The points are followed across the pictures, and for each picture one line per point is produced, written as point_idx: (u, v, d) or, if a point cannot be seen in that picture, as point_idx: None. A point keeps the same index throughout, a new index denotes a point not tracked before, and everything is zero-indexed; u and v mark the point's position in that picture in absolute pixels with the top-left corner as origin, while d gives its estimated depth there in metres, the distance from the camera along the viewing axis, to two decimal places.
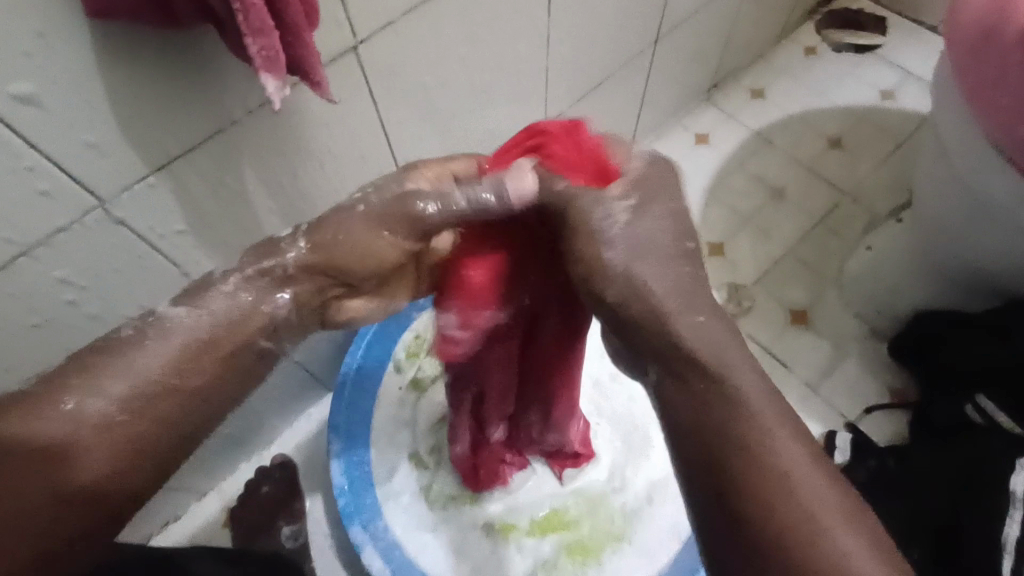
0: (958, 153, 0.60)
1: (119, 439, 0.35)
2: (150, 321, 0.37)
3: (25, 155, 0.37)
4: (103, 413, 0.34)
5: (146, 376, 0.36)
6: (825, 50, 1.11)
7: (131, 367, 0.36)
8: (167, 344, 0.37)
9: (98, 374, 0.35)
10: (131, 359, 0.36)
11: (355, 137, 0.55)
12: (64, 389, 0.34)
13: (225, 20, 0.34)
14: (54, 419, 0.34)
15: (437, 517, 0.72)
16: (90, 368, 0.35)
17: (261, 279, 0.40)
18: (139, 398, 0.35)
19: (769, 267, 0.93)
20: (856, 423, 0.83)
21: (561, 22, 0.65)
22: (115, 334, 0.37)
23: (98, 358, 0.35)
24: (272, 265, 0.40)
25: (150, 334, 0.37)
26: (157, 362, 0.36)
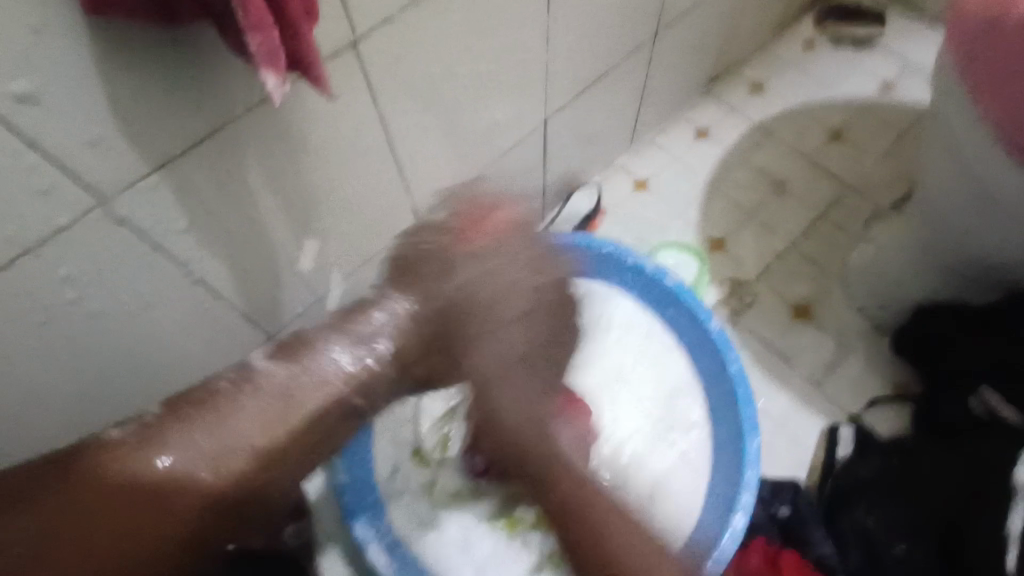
0: (960, 146, 0.59)
1: (201, 486, 0.45)
2: (248, 372, 0.49)
3: (25, 153, 0.37)
4: (190, 462, 0.45)
5: (236, 437, 0.47)
6: (825, 43, 1.10)
7: (224, 424, 0.47)
8: (257, 409, 0.47)
9: (192, 426, 0.46)
10: (224, 416, 0.47)
11: (355, 133, 0.55)
12: (160, 442, 0.45)
13: (224, 17, 0.34)
14: (139, 476, 0.44)
15: (440, 515, 0.72)
16: (182, 424, 0.46)
17: (354, 337, 0.52)
18: (240, 454, 0.47)
19: (771, 261, 0.93)
20: (859, 416, 0.83)
21: (560, 16, 0.64)
22: (213, 387, 0.48)
23: (195, 409, 0.47)
24: (368, 323, 0.53)
25: (243, 386, 0.48)
26: (254, 420, 0.47)
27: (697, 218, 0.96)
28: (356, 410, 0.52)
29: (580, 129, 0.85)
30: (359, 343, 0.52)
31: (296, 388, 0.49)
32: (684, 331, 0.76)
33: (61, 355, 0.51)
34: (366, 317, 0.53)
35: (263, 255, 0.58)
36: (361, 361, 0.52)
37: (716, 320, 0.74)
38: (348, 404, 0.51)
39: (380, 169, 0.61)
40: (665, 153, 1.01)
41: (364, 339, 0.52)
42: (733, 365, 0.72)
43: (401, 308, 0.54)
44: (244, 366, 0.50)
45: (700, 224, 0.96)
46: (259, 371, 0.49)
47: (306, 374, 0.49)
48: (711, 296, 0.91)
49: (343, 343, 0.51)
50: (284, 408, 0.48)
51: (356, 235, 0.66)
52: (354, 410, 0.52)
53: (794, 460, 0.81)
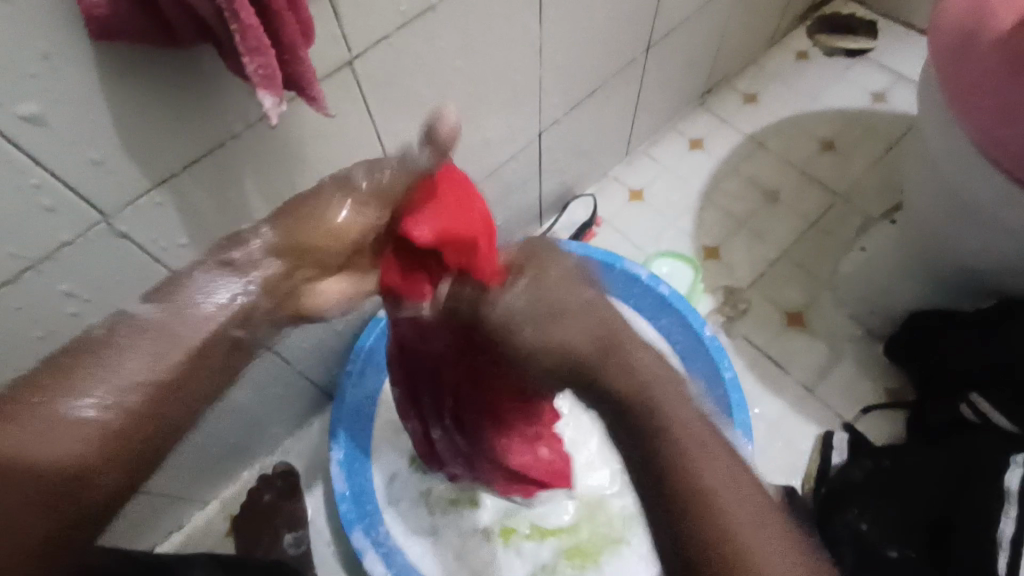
0: (945, 155, 0.60)
1: (93, 431, 0.33)
2: (123, 320, 0.37)
3: (31, 172, 0.38)
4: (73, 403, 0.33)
5: (120, 372, 0.35)
6: (817, 54, 1.12)
7: (106, 367, 0.35)
8: (138, 345, 0.36)
9: (68, 372, 0.34)
10: (108, 359, 0.35)
11: (352, 149, 0.56)
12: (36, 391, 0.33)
13: (222, 40, 0.35)
14: (45, 423, 0.33)
15: (437, 520, 0.73)
16: (65, 370, 0.34)
17: (223, 269, 0.42)
18: (126, 393, 0.35)
19: (764, 269, 0.94)
20: (853, 422, 0.83)
21: (552, 32, 0.66)
22: (86, 336, 0.37)
23: (72, 359, 0.35)
24: (231, 255, 0.42)
25: (121, 333, 0.37)
26: (135, 362, 0.35)
27: (691, 227, 0.97)
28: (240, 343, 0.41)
29: (575, 141, 0.86)
30: (219, 272, 0.41)
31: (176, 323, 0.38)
32: (678, 341, 0.78)
33: None
34: (230, 254, 0.43)
35: None
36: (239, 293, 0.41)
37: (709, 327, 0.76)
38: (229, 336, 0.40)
39: None
40: (658, 163, 1.03)
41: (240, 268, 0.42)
42: (726, 370, 0.72)
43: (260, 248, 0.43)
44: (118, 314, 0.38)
45: (694, 234, 0.97)
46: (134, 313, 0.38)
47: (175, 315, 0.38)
48: (704, 305, 0.92)
49: (219, 278, 0.41)
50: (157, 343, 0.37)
51: None
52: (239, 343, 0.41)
53: (788, 467, 0.82)
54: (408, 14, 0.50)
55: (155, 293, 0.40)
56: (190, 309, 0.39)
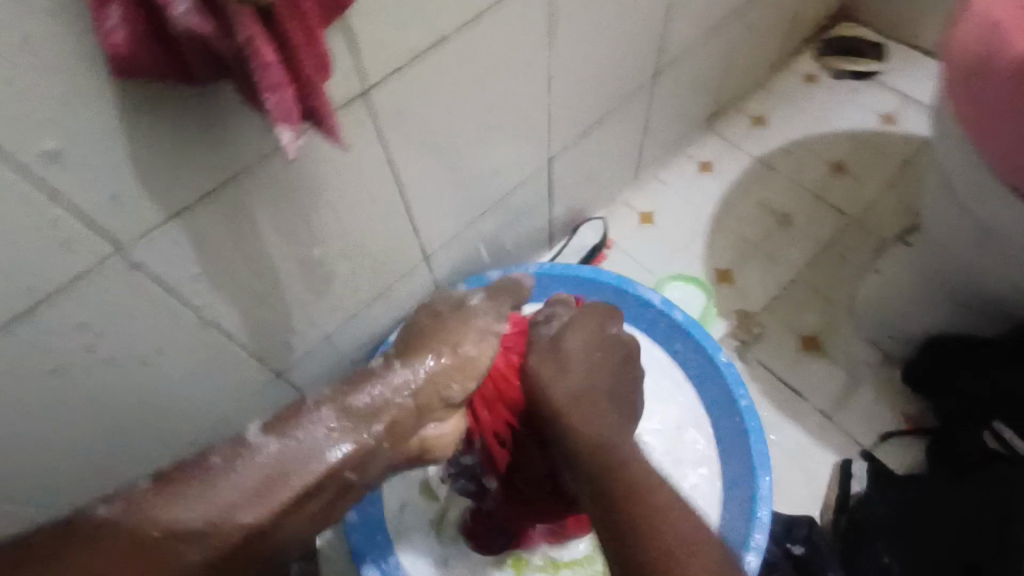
0: (962, 181, 0.60)
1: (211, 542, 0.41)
2: (242, 446, 0.46)
3: (49, 209, 0.39)
4: (189, 521, 0.41)
5: (221, 497, 0.42)
6: (825, 77, 1.12)
7: (214, 492, 0.42)
8: (253, 472, 0.44)
9: (180, 496, 0.42)
10: (217, 485, 0.43)
11: (366, 179, 0.56)
12: (148, 513, 0.41)
13: (242, 77, 0.35)
14: (167, 533, 0.41)
15: (451, 552, 0.71)
16: (176, 492, 0.42)
17: (349, 417, 0.49)
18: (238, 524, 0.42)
19: (776, 292, 0.93)
20: (873, 451, 0.82)
21: (563, 60, 0.66)
22: (200, 464, 0.44)
23: (176, 488, 0.42)
24: (358, 401, 0.50)
25: (227, 458, 0.45)
26: (252, 485, 0.44)
27: (703, 252, 0.97)
28: (350, 486, 0.48)
29: (584, 166, 0.86)
30: (356, 423, 0.49)
31: (293, 463, 0.46)
32: (691, 365, 0.77)
33: (75, 398, 0.51)
34: (357, 396, 0.50)
35: (274, 299, 0.59)
36: (351, 443, 0.48)
37: (724, 352, 0.74)
38: (344, 477, 0.47)
39: (390, 213, 0.63)
40: (668, 187, 1.03)
41: (366, 418, 0.49)
42: (742, 399, 0.71)
43: (404, 383, 0.51)
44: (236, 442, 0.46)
45: (706, 258, 0.96)
46: (251, 446, 0.46)
47: (300, 457, 0.46)
48: (718, 330, 0.91)
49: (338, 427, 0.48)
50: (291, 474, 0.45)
51: (366, 276, 0.67)
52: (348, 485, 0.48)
53: (804, 496, 0.80)
54: (421, 45, 0.50)
55: (278, 427, 0.48)
56: (325, 451, 0.47)
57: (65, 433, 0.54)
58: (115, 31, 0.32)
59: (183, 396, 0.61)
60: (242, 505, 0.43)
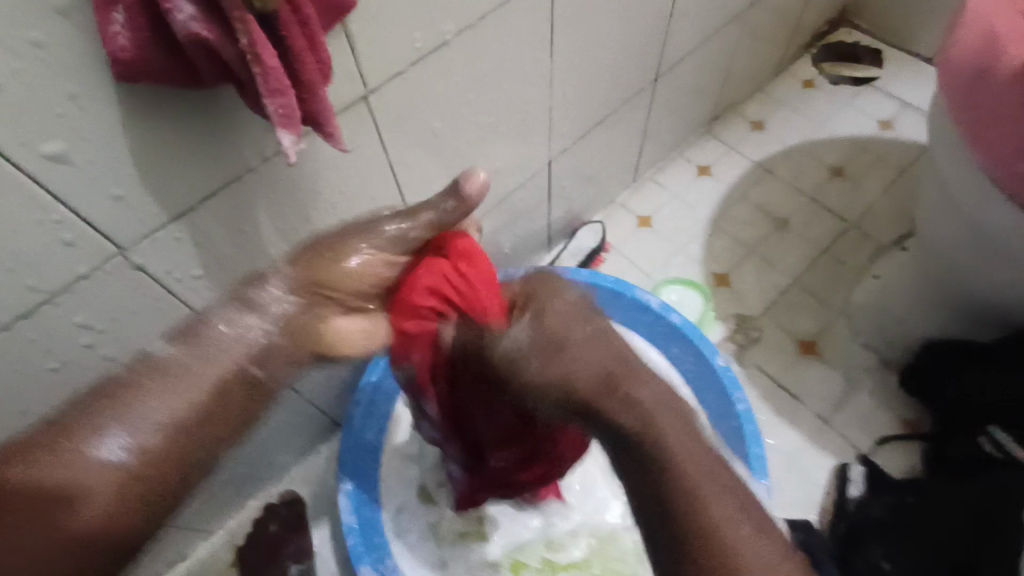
0: (958, 185, 0.60)
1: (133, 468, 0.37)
2: (151, 361, 0.40)
3: (53, 209, 0.39)
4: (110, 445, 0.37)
5: (153, 414, 0.38)
6: (823, 82, 1.13)
7: (135, 412, 0.38)
8: (167, 388, 0.39)
9: (101, 416, 0.37)
10: (129, 407, 0.38)
11: (366, 180, 0.57)
12: (68, 433, 0.37)
13: (244, 82, 0.35)
14: (72, 460, 0.36)
15: (448, 553, 0.72)
16: (84, 414, 0.37)
17: (242, 306, 0.44)
18: (152, 434, 0.38)
19: (774, 295, 0.94)
20: (869, 454, 0.82)
21: (563, 64, 0.67)
22: (111, 376, 0.40)
23: (98, 402, 0.38)
24: (255, 294, 0.45)
25: (145, 373, 0.40)
26: (161, 411, 0.39)
27: (700, 254, 0.97)
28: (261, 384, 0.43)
29: (583, 169, 0.87)
30: (243, 312, 0.44)
31: (197, 363, 0.41)
32: (689, 368, 0.77)
33: None
34: (255, 291, 0.45)
35: None
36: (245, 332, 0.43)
37: (721, 355, 0.74)
38: (246, 376, 0.42)
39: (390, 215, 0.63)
40: (667, 190, 1.03)
41: (258, 307, 0.45)
42: (740, 401, 0.71)
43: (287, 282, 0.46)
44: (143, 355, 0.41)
45: (704, 260, 0.97)
46: (157, 356, 0.41)
47: (203, 351, 0.41)
48: (716, 332, 0.91)
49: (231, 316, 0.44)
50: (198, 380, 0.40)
51: None
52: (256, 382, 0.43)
53: (803, 500, 0.80)
54: (422, 49, 0.51)
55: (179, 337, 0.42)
56: (230, 344, 0.42)
57: None
58: (120, 36, 0.32)
59: None
60: (155, 425, 0.38)
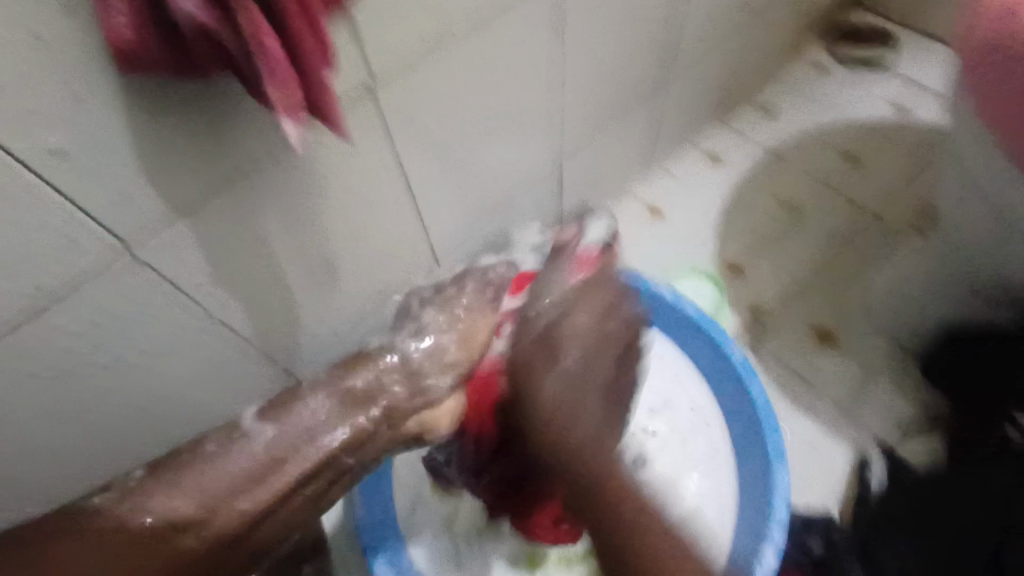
0: (980, 166, 0.58)
1: (182, 540, 0.45)
2: (237, 431, 0.49)
3: (57, 208, 0.38)
4: (176, 501, 0.45)
5: (206, 490, 0.46)
6: (836, 68, 1.11)
7: (205, 480, 0.46)
8: (241, 462, 0.48)
9: (169, 485, 0.46)
10: (202, 472, 0.47)
11: (373, 174, 0.56)
12: (139, 502, 0.45)
13: (246, 71, 0.35)
14: (120, 529, 0.44)
15: (460, 546, 0.72)
16: (161, 479, 0.46)
17: (345, 396, 0.53)
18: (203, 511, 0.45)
19: (790, 285, 0.92)
20: (890, 444, 0.80)
21: (570, 52, 0.65)
22: (187, 449, 0.48)
23: (174, 472, 0.46)
24: (358, 381, 0.54)
25: (222, 447, 0.48)
26: (225, 480, 0.47)
27: (713, 244, 0.96)
28: (346, 471, 0.52)
29: (593, 160, 0.85)
30: (352, 403, 0.53)
31: (290, 448, 0.49)
32: (704, 361, 0.76)
33: (84, 400, 0.51)
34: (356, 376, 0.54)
35: (283, 298, 0.59)
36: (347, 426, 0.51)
37: (737, 346, 0.72)
38: (336, 464, 0.51)
39: (399, 211, 0.62)
40: (678, 180, 1.02)
41: (365, 397, 0.53)
42: (756, 393, 0.69)
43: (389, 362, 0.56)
44: (234, 427, 0.50)
45: (717, 251, 0.95)
46: (247, 431, 0.49)
47: (299, 439, 0.50)
48: (730, 324, 0.89)
49: (332, 413, 0.51)
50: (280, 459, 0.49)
51: (376, 275, 0.67)
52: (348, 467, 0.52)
53: (825, 492, 0.78)
54: (426, 39, 0.50)
55: (269, 413, 0.51)
56: (316, 439, 0.50)
57: (78, 432, 0.54)
58: (117, 26, 0.32)
59: (194, 398, 0.60)
60: (197, 498, 0.46)
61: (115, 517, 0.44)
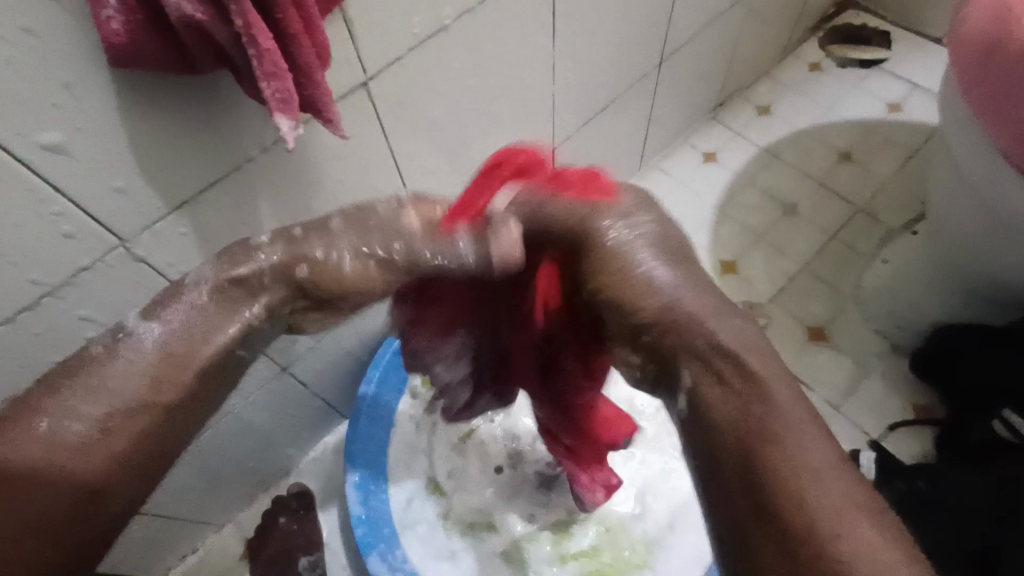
0: (969, 161, 0.59)
1: (102, 447, 0.34)
2: (116, 337, 0.37)
3: (52, 200, 0.39)
4: (81, 416, 0.34)
5: (117, 391, 0.35)
6: (830, 66, 1.11)
7: (110, 385, 0.36)
8: (141, 359, 0.37)
9: (68, 395, 0.35)
10: (105, 375, 0.36)
11: (368, 169, 0.56)
12: (41, 408, 0.34)
13: (240, 67, 0.35)
14: (38, 440, 0.33)
15: (457, 543, 0.71)
16: (57, 391, 0.35)
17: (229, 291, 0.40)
18: (127, 413, 0.35)
19: (783, 282, 0.92)
20: (881, 440, 0.81)
21: (565, 47, 0.66)
22: (83, 353, 0.37)
23: (71, 377, 0.35)
24: (239, 272, 0.41)
25: (113, 350, 0.37)
26: (135, 383, 0.36)
27: (707, 240, 0.96)
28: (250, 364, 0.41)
29: (588, 156, 0.86)
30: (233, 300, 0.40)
31: (175, 345, 0.38)
32: None
33: None
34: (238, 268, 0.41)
35: None
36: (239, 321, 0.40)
37: None
38: (234, 356, 0.40)
39: None
40: (672, 177, 1.02)
41: (247, 292, 0.41)
42: None
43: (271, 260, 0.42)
44: (120, 333, 0.38)
45: (712, 248, 0.96)
46: (133, 332, 0.38)
47: (180, 334, 0.38)
48: None
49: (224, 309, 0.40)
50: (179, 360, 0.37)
51: None
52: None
53: None
54: (421, 34, 0.50)
55: (159, 308, 0.39)
56: (211, 335, 0.39)
57: None
58: (112, 21, 0.32)
59: None
60: (133, 401, 0.36)
61: (10, 433, 0.33)
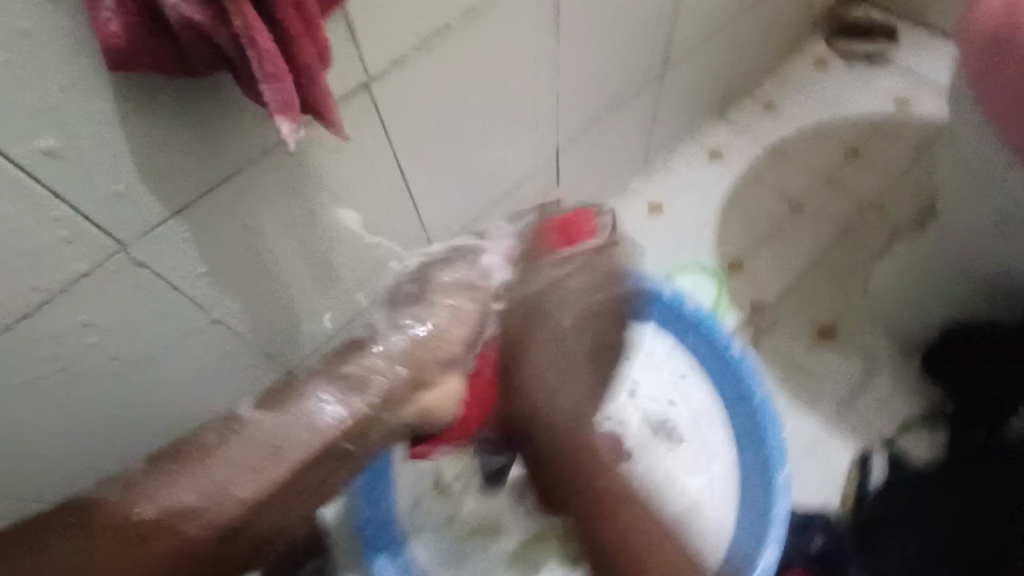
0: (980, 158, 0.58)
1: (226, 520, 0.44)
2: (234, 423, 0.48)
3: (52, 206, 0.38)
4: (187, 495, 0.44)
5: (217, 481, 0.45)
6: (836, 62, 1.10)
7: (214, 471, 0.45)
8: (251, 445, 0.46)
9: (182, 477, 0.45)
10: (212, 465, 0.45)
11: (370, 170, 0.55)
12: (151, 489, 0.44)
13: (241, 71, 0.34)
14: (160, 517, 0.44)
15: (462, 547, 0.71)
16: (174, 471, 0.45)
17: (342, 383, 0.50)
18: (235, 502, 0.45)
19: (790, 281, 0.91)
20: (892, 441, 0.80)
21: (568, 46, 0.65)
22: (203, 439, 0.47)
23: (186, 464, 0.45)
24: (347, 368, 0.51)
25: (231, 437, 0.47)
26: (242, 473, 0.45)
27: (712, 239, 0.95)
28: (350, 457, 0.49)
29: (592, 156, 0.85)
30: (353, 387, 0.50)
31: (281, 437, 0.47)
32: (706, 357, 0.74)
33: (82, 397, 0.51)
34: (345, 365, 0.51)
35: (279, 294, 0.58)
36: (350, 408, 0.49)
37: (738, 343, 0.71)
38: (339, 450, 0.48)
39: (395, 208, 0.62)
40: (676, 174, 1.01)
41: (360, 387, 0.50)
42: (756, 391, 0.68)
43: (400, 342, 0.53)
44: (232, 420, 0.48)
45: (717, 246, 0.95)
46: (247, 422, 0.48)
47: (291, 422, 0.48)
48: (730, 320, 0.89)
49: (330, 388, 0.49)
50: (273, 457, 0.46)
51: (374, 270, 0.66)
52: (347, 455, 0.48)
53: (825, 491, 0.78)
54: (423, 34, 0.49)
55: (267, 401, 0.49)
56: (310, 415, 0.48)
57: (77, 430, 0.53)
58: (110, 22, 0.31)
59: (188, 398, 0.60)
60: (236, 496, 0.45)
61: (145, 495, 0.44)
